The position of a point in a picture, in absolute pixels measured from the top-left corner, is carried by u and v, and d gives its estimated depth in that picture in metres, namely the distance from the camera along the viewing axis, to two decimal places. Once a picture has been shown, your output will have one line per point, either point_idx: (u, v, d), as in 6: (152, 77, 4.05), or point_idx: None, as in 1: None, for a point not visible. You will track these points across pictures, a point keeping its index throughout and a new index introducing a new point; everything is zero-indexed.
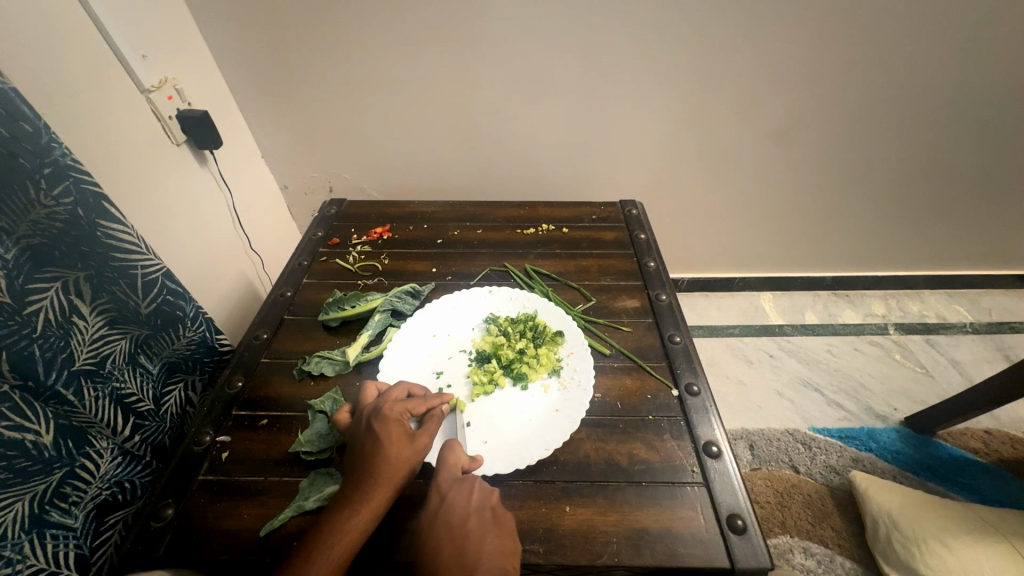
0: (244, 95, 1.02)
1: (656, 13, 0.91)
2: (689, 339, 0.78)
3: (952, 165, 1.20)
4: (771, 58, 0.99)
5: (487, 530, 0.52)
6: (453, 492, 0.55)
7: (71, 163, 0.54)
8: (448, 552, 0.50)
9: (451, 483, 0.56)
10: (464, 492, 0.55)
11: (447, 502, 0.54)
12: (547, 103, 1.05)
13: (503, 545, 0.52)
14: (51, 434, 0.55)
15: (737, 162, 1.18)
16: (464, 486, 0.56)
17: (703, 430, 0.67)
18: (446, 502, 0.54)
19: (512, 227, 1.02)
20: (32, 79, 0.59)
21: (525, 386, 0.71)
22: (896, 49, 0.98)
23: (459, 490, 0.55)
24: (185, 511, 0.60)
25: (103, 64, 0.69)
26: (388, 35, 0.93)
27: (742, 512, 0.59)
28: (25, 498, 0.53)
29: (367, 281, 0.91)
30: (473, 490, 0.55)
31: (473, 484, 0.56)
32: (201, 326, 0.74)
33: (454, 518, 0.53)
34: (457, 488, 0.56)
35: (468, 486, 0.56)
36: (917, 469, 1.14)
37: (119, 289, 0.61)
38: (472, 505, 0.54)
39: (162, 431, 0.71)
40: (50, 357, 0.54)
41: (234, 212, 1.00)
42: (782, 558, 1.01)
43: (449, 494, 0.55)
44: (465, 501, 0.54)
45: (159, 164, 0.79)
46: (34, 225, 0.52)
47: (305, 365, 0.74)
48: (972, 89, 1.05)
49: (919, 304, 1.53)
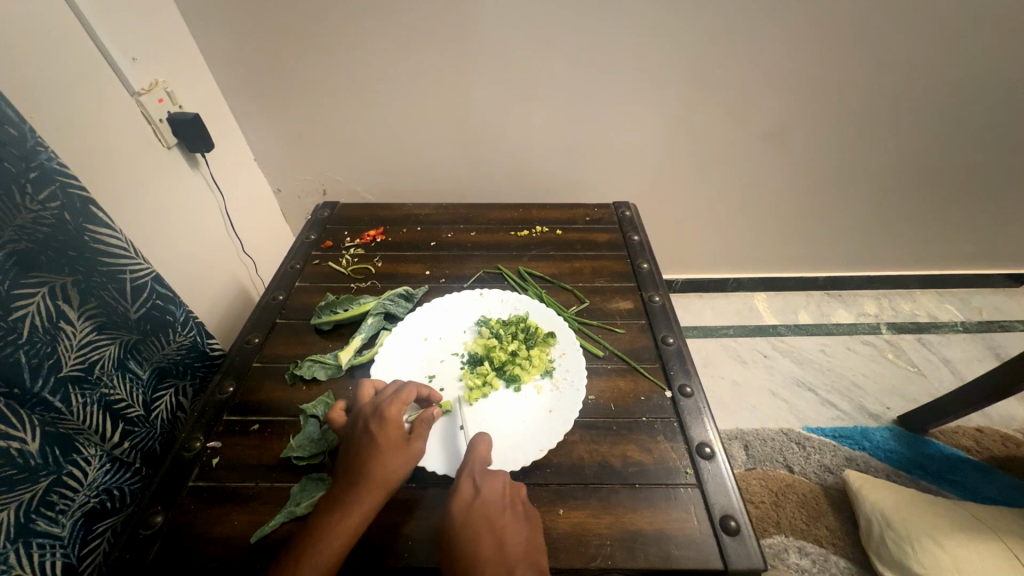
0: (235, 97, 1.02)
1: (649, 14, 0.91)
2: (682, 339, 0.79)
3: (942, 166, 1.21)
4: (763, 59, 0.99)
5: (520, 523, 0.53)
6: (486, 484, 0.55)
7: (58, 167, 0.54)
8: (488, 541, 0.49)
9: (482, 477, 0.56)
10: (497, 485, 0.55)
11: (481, 494, 0.54)
12: (540, 105, 1.04)
13: (535, 540, 0.52)
14: (38, 442, 0.54)
15: (730, 163, 1.19)
16: (496, 478, 0.56)
17: (697, 431, 0.67)
18: (480, 493, 0.54)
19: (506, 229, 1.02)
20: (18, 82, 0.58)
21: (518, 388, 0.71)
22: (886, 50, 0.99)
23: (491, 482, 0.55)
24: (175, 518, 0.59)
25: (91, 67, 0.68)
26: (380, 36, 0.93)
27: (735, 512, 0.59)
28: (11, 507, 0.52)
29: (360, 284, 0.90)
30: (504, 483, 0.56)
31: (504, 477, 0.56)
32: (191, 330, 0.73)
33: (490, 509, 0.53)
34: (490, 481, 0.56)
35: (500, 479, 0.56)
36: (911, 468, 1.15)
37: (107, 294, 0.61)
38: (504, 498, 0.54)
39: (151, 437, 0.70)
40: (36, 363, 0.53)
41: (225, 215, 0.99)
42: (776, 558, 1.01)
43: (482, 485, 0.55)
44: (497, 493, 0.54)
45: (148, 167, 0.78)
46: (20, 230, 0.51)
47: (296, 369, 0.74)
48: (960, 90, 1.06)
49: (910, 303, 1.54)
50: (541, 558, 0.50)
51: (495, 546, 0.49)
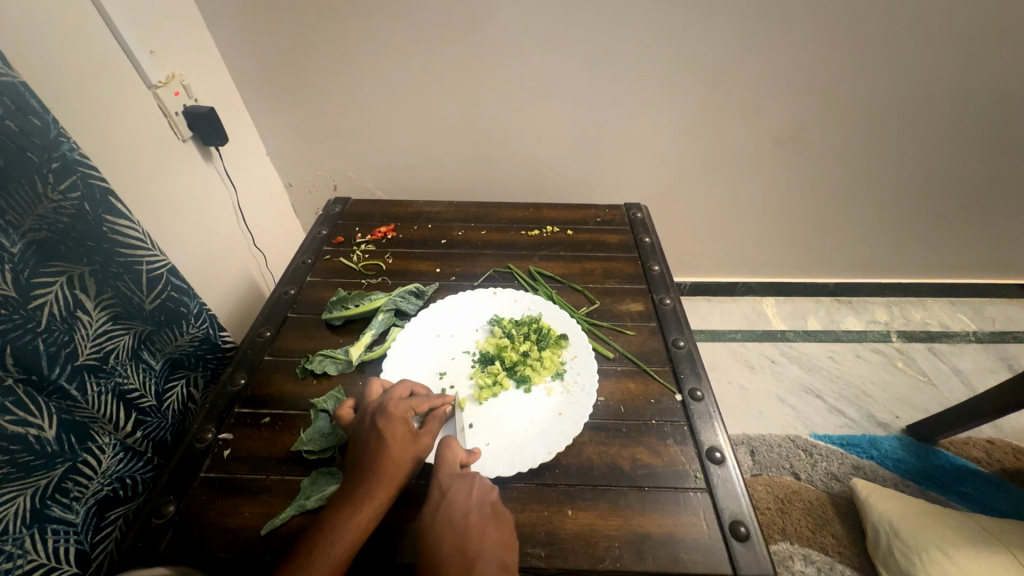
0: (250, 93, 1.02)
1: (664, 16, 0.91)
2: (692, 343, 0.78)
3: (958, 174, 1.20)
4: (777, 63, 0.99)
5: (488, 524, 0.52)
6: (455, 488, 0.55)
7: (79, 158, 0.54)
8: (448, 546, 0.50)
9: (451, 479, 0.56)
10: (464, 488, 0.55)
11: (449, 498, 0.54)
12: (553, 105, 1.04)
13: (501, 540, 0.51)
14: (54, 429, 0.55)
15: (742, 166, 1.18)
16: (465, 482, 0.56)
17: (706, 435, 0.66)
18: (449, 498, 0.54)
19: (517, 228, 1.02)
20: (38, 76, 0.59)
21: (528, 389, 0.70)
22: (902, 57, 0.98)
23: (460, 486, 0.55)
24: (187, 508, 0.60)
25: (111, 61, 0.69)
26: (395, 35, 0.93)
27: (745, 518, 0.59)
28: (28, 492, 0.52)
29: (370, 280, 0.90)
30: (473, 486, 0.55)
31: (474, 481, 0.56)
32: (204, 322, 0.74)
33: (455, 515, 0.52)
34: (457, 483, 0.56)
35: (469, 482, 0.56)
36: (919, 478, 1.14)
37: (124, 284, 0.61)
38: (472, 501, 0.54)
39: (163, 427, 0.71)
40: (54, 351, 0.54)
41: (238, 209, 0.99)
42: (781, 564, 1.01)
43: (451, 489, 0.55)
44: (465, 499, 0.54)
45: (165, 160, 0.79)
46: (41, 219, 0.52)
47: (307, 363, 0.74)
48: (978, 97, 1.04)
49: (922, 311, 1.52)
50: (507, 562, 0.50)
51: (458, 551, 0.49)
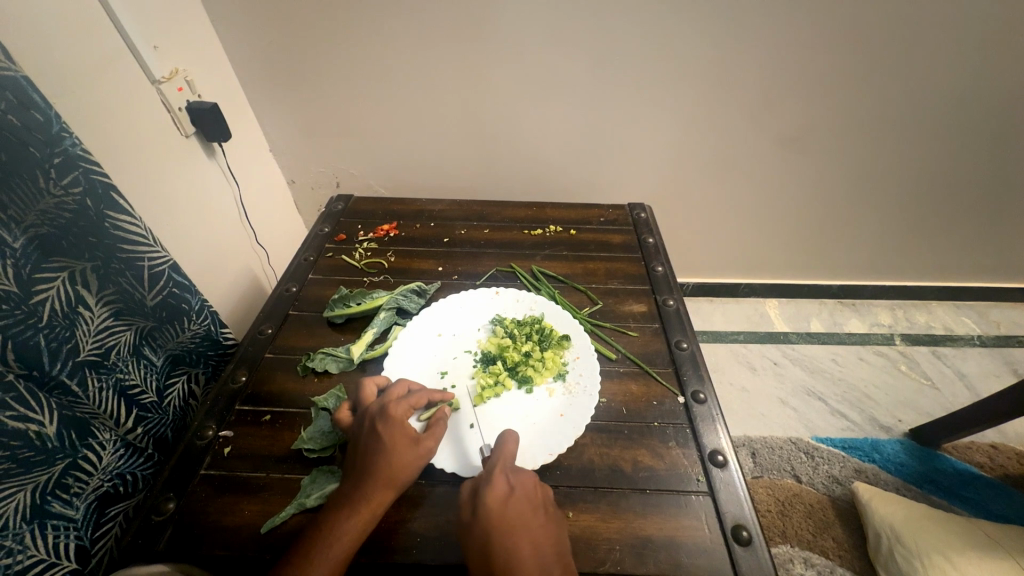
0: (253, 89, 1.02)
1: (669, 15, 0.90)
2: (696, 345, 0.78)
3: (965, 176, 1.19)
4: (784, 63, 0.98)
5: (551, 525, 0.53)
6: (517, 483, 0.54)
7: (81, 153, 0.54)
8: (526, 548, 0.49)
9: (512, 474, 0.55)
10: (528, 485, 0.55)
11: (515, 492, 0.53)
12: (557, 104, 1.04)
13: (559, 540, 0.52)
14: (55, 425, 0.55)
15: (746, 166, 1.17)
16: (526, 477, 0.56)
17: (709, 438, 0.66)
18: (514, 492, 0.53)
19: (520, 227, 1.02)
20: (41, 72, 0.58)
21: (530, 389, 0.70)
22: (910, 58, 0.97)
23: (523, 481, 0.55)
24: (186, 506, 0.60)
25: (114, 56, 0.69)
26: (399, 31, 0.93)
27: (748, 523, 0.58)
28: (27, 488, 0.52)
29: (373, 278, 0.90)
30: (534, 484, 0.55)
31: (535, 479, 0.56)
32: (205, 319, 0.74)
33: (523, 509, 0.52)
34: (519, 479, 0.55)
35: (531, 479, 0.55)
36: (921, 481, 1.13)
37: (126, 280, 0.61)
38: (535, 500, 0.54)
39: (164, 424, 0.71)
40: (55, 347, 0.54)
41: (240, 205, 0.99)
42: (781, 567, 1.00)
43: (514, 484, 0.54)
44: (528, 494, 0.54)
45: (168, 155, 0.79)
46: (43, 215, 0.51)
47: (309, 361, 0.74)
48: (987, 99, 1.04)
49: (926, 315, 1.52)
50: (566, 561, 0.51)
51: (532, 553, 0.49)
